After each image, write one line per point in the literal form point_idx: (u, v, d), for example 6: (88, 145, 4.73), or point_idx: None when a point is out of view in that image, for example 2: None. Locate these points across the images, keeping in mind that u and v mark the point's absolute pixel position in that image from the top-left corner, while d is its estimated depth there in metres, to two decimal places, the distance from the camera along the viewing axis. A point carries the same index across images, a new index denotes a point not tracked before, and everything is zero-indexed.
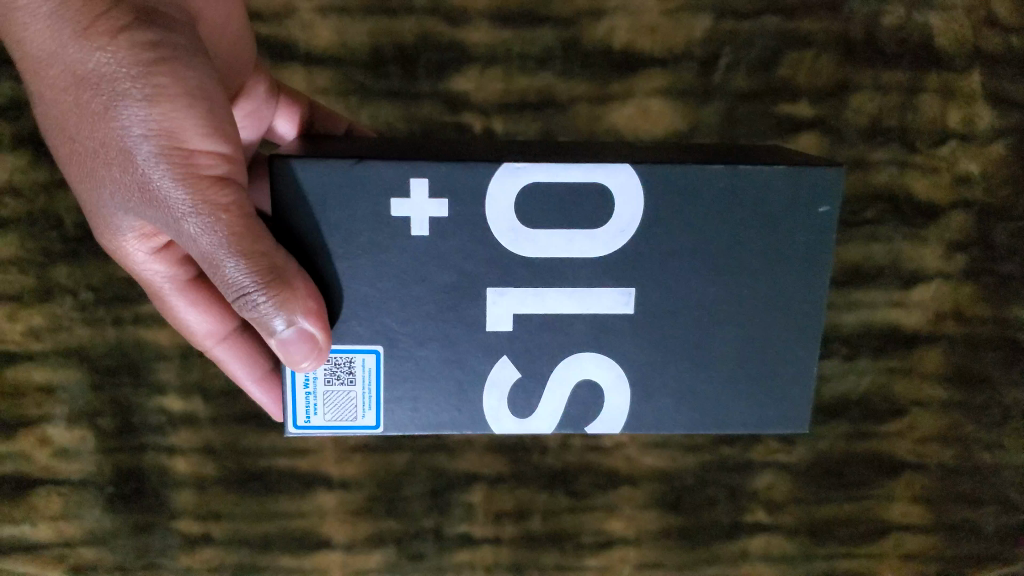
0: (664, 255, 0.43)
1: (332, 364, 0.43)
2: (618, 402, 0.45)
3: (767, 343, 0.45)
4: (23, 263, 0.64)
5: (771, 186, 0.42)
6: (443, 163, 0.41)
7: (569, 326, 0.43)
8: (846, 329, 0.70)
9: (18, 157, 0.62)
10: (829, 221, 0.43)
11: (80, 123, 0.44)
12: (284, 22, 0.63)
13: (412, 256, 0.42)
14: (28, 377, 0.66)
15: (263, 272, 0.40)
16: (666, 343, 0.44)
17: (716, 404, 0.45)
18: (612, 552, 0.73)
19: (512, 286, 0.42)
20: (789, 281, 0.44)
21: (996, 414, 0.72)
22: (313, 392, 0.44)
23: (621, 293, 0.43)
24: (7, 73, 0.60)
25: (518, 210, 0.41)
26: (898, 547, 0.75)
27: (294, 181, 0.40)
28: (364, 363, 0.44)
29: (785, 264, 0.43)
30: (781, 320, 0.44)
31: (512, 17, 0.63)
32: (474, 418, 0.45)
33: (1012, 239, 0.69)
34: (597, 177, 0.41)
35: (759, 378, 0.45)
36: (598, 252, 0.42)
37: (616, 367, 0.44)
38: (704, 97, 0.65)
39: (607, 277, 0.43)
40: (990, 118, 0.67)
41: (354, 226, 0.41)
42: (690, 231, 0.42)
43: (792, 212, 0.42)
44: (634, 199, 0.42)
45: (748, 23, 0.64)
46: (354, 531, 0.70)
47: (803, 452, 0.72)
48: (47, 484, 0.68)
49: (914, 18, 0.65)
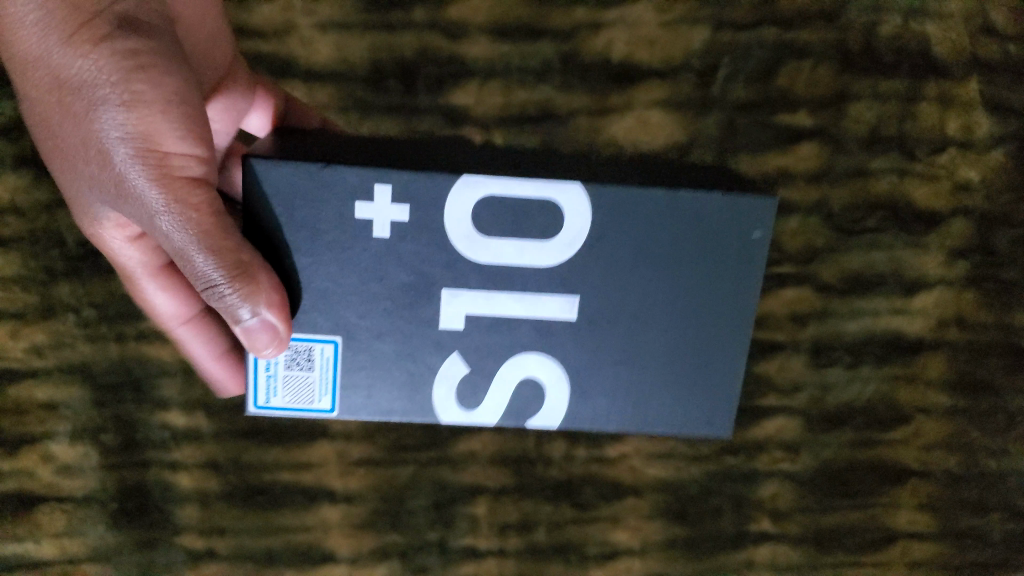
0: (618, 274, 0.43)
1: (292, 351, 0.43)
2: (559, 401, 0.45)
3: (702, 352, 0.45)
4: (25, 281, 0.64)
5: (708, 212, 0.42)
6: (407, 172, 0.41)
7: (516, 327, 0.44)
8: (849, 337, 0.70)
9: (20, 176, 0.62)
10: (762, 247, 0.43)
11: (68, 123, 0.44)
12: (283, 39, 0.63)
13: (372, 256, 0.42)
14: (31, 394, 0.66)
15: (234, 266, 0.40)
16: (607, 353, 0.44)
17: (644, 404, 0.46)
18: (616, 562, 0.72)
19: (465, 288, 0.42)
20: (722, 298, 0.44)
21: (1002, 421, 0.72)
22: (274, 375, 0.44)
23: (566, 299, 0.43)
24: (9, 94, 0.61)
25: (474, 217, 0.41)
26: (904, 554, 0.74)
27: (255, 179, 0.40)
28: (323, 352, 0.43)
29: (719, 284, 0.44)
30: (715, 332, 0.45)
31: (511, 30, 0.63)
32: (424, 406, 0.45)
33: (1012, 246, 0.69)
34: (549, 193, 0.41)
35: (689, 383, 0.45)
36: (554, 261, 0.43)
37: (557, 366, 0.44)
38: (703, 108, 0.65)
39: (556, 283, 0.43)
40: (989, 125, 0.67)
41: (311, 226, 0.41)
42: (641, 253, 0.43)
43: (728, 236, 0.43)
44: (583, 217, 0.42)
45: (747, 33, 0.64)
46: (359, 545, 0.70)
47: (807, 461, 0.72)
48: (51, 501, 0.68)
49: (912, 27, 0.66)
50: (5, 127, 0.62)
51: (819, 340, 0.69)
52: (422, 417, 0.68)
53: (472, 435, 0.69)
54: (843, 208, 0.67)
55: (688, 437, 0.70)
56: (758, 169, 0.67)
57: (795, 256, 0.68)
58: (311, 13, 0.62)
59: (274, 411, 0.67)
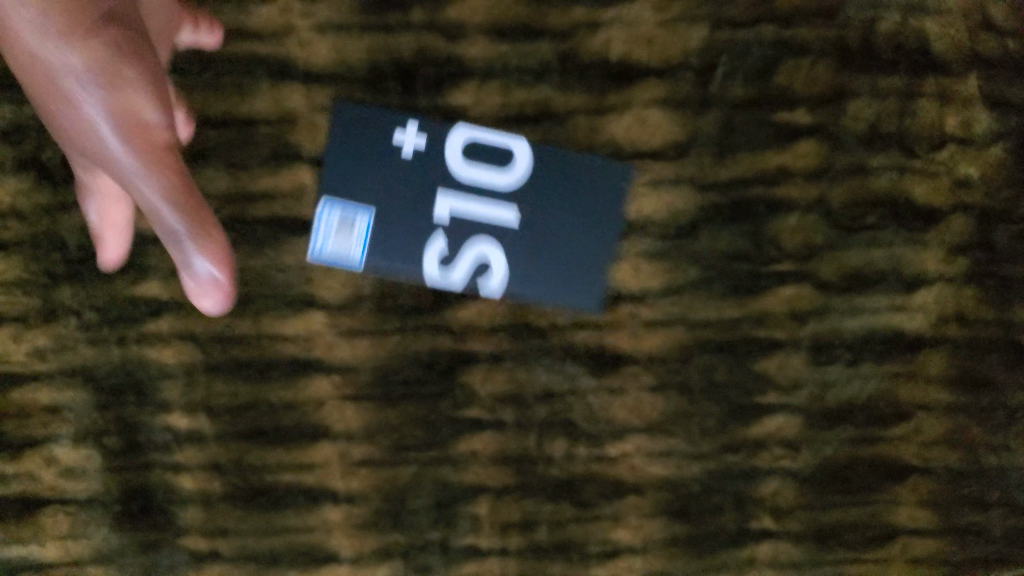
0: (544, 201, 0.66)
1: (344, 219, 0.65)
2: (486, 273, 0.66)
3: (579, 263, 0.67)
4: (28, 284, 0.65)
5: (592, 174, 0.66)
6: (429, 116, 0.65)
7: (464, 226, 0.66)
8: (849, 334, 0.70)
9: (20, 180, 0.64)
10: (623, 201, 0.67)
11: (28, 64, 0.47)
12: (283, 40, 0.64)
13: (387, 168, 0.65)
14: (34, 397, 0.67)
15: (199, 225, 0.52)
16: (523, 249, 0.66)
17: (541, 291, 0.67)
18: (618, 561, 0.71)
19: (450, 193, 0.65)
20: (595, 233, 0.67)
21: (1003, 416, 0.72)
22: (329, 226, 0.65)
23: (507, 211, 0.66)
24: (11, 98, 0.64)
25: (458, 151, 0.65)
26: (905, 551, 0.73)
27: (337, 108, 0.64)
28: (361, 220, 0.65)
29: (595, 224, 0.67)
30: (591, 251, 0.67)
31: (508, 31, 0.65)
32: (385, 248, 0.65)
33: (1013, 242, 0.69)
34: (509, 141, 0.66)
35: (566, 287, 0.67)
36: (507, 183, 0.66)
37: (485, 250, 0.66)
38: (701, 107, 0.66)
39: (499, 200, 0.66)
40: (988, 121, 0.68)
41: (354, 148, 0.65)
42: (562, 189, 0.66)
43: (601, 193, 0.66)
44: (528, 160, 0.66)
45: (747, 31, 0.66)
46: (361, 546, 0.70)
47: (808, 458, 0.72)
48: (55, 504, 0.68)
49: (909, 23, 0.67)
50: (5, 131, 0.64)
51: (818, 337, 0.70)
52: (423, 417, 0.68)
53: (474, 434, 0.69)
54: (843, 206, 0.68)
55: (689, 435, 0.70)
56: (758, 167, 0.67)
57: (795, 253, 0.68)
58: (309, 15, 0.64)
59: (276, 412, 0.68)
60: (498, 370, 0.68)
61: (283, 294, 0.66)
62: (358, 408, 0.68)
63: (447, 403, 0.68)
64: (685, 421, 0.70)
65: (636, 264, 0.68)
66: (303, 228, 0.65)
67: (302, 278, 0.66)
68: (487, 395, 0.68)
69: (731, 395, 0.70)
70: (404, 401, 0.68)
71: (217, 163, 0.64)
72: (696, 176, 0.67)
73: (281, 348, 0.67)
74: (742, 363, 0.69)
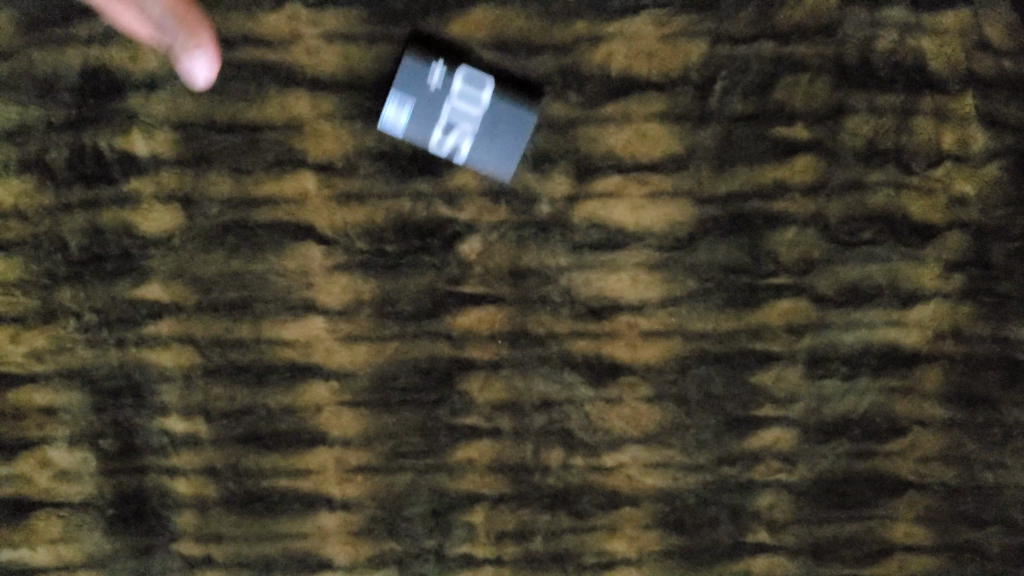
0: (488, 122, 0.64)
1: (399, 101, 0.62)
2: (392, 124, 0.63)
3: (450, 153, 0.64)
4: (28, 285, 0.65)
5: (518, 124, 0.64)
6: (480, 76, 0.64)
7: (415, 105, 0.62)
8: (846, 349, 0.70)
9: (24, 181, 0.64)
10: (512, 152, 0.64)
11: None
12: (289, 48, 0.64)
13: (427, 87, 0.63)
14: (30, 399, 0.67)
15: (193, 22, 0.58)
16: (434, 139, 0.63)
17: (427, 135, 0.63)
18: (613, 572, 0.72)
19: (448, 90, 0.63)
20: (479, 148, 0.64)
21: (999, 433, 0.72)
22: (390, 110, 0.63)
23: (451, 106, 0.63)
24: (16, 99, 0.64)
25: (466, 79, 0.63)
26: (902, 567, 0.74)
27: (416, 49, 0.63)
28: (411, 107, 0.63)
29: (482, 145, 0.64)
30: (464, 154, 0.64)
31: (511, 43, 0.65)
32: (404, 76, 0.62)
33: (1009, 259, 0.70)
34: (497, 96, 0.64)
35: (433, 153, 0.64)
36: (476, 112, 0.63)
37: (398, 114, 0.63)
38: (701, 121, 0.67)
39: (457, 105, 0.63)
40: (984, 139, 0.68)
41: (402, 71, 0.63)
42: (509, 120, 0.64)
43: (505, 135, 0.64)
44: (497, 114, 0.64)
45: (745, 47, 0.66)
46: (356, 553, 0.70)
47: (803, 472, 0.72)
48: (48, 506, 0.68)
49: (907, 42, 0.67)
50: (11, 132, 0.64)
51: (815, 351, 0.70)
52: (420, 424, 0.68)
53: (471, 442, 0.69)
54: (840, 220, 0.68)
55: (685, 446, 0.70)
56: (755, 181, 0.67)
57: (792, 267, 0.69)
58: (317, 24, 0.64)
59: (273, 417, 0.68)
60: (495, 378, 0.68)
61: (284, 299, 0.66)
62: (355, 414, 0.68)
63: (444, 411, 0.68)
64: (681, 433, 0.70)
65: (635, 275, 0.68)
66: (304, 234, 0.66)
67: (303, 283, 0.66)
68: (484, 403, 0.68)
69: (728, 407, 0.70)
70: (401, 408, 0.68)
71: (221, 168, 0.65)
72: (695, 188, 0.67)
73: (279, 353, 0.67)
74: (738, 375, 0.70)
